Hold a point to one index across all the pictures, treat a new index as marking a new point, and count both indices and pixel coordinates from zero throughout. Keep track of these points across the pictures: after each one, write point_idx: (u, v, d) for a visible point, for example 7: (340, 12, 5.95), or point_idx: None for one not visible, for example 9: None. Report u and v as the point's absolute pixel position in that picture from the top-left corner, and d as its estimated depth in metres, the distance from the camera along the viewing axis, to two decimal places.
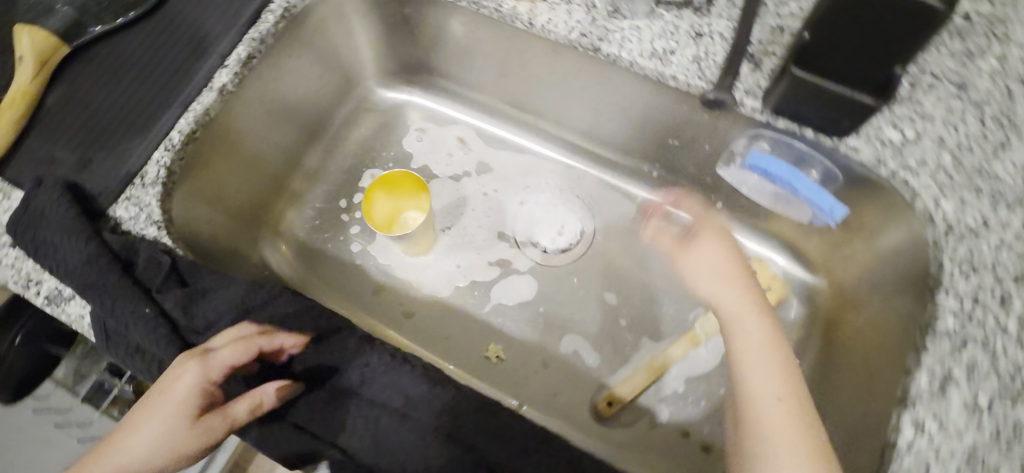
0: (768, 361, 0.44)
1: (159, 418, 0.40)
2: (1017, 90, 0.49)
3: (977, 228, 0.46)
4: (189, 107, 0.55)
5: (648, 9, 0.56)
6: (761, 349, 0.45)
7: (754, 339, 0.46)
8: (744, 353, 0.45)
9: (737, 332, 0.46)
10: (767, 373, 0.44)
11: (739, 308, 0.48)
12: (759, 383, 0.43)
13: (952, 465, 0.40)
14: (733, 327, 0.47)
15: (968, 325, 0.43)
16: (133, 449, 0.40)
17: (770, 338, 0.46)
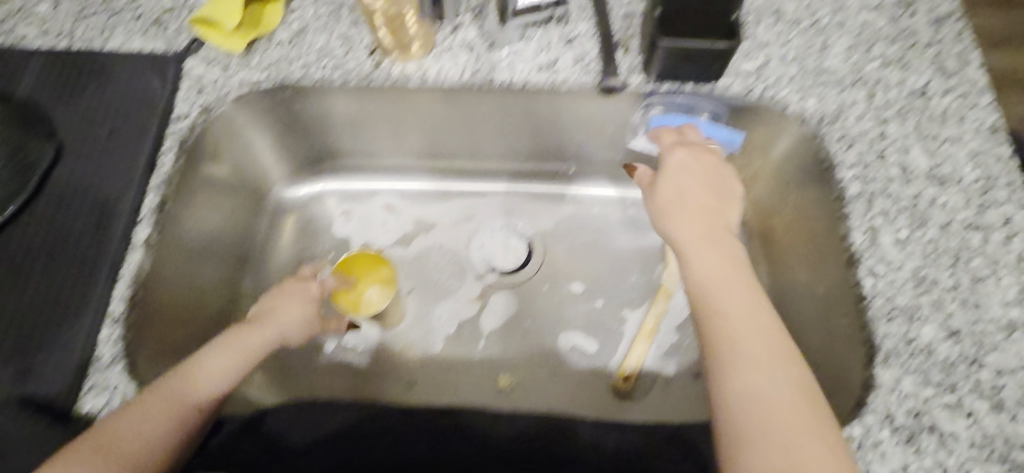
0: (770, 344, 0.41)
1: (243, 343, 0.53)
2: (815, 3, 0.63)
3: (838, 111, 0.57)
4: (120, 271, 0.53)
5: (520, 33, 0.62)
6: (755, 326, 0.42)
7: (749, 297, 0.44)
8: (747, 356, 0.40)
9: (746, 348, 0.40)
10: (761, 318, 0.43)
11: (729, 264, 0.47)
12: (745, 318, 0.42)
13: (908, 290, 0.49)
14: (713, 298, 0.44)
15: (868, 183, 0.54)
16: (208, 371, 0.50)
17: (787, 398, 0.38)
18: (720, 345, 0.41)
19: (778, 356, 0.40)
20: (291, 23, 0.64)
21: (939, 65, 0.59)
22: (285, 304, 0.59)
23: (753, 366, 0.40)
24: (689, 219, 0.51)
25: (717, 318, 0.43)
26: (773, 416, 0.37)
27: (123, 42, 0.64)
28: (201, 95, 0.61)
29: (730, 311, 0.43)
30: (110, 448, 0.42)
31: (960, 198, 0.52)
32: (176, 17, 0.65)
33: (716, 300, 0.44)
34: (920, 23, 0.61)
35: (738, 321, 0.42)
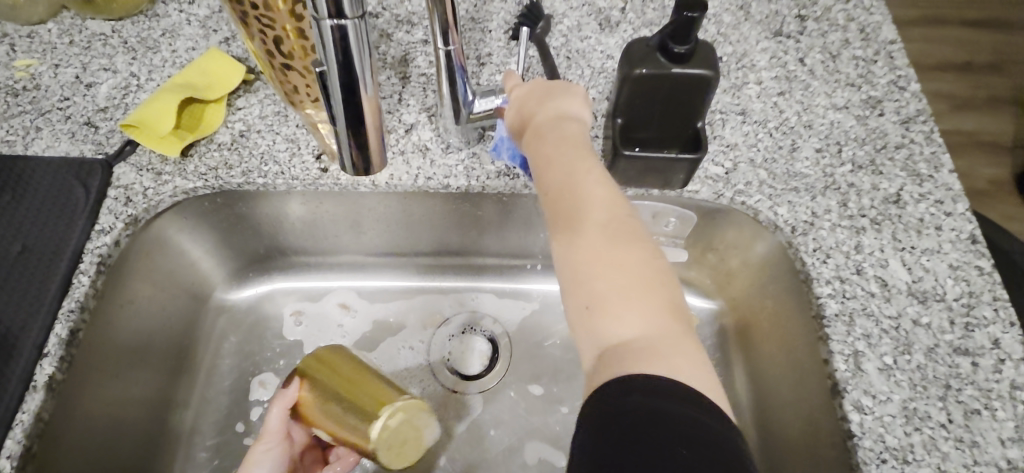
0: (645, 303, 0.37)
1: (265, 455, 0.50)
2: (780, 102, 0.61)
3: (811, 220, 0.54)
4: (15, 420, 0.46)
5: (477, 134, 0.59)
6: (622, 301, 0.37)
7: (627, 266, 0.38)
8: (631, 340, 0.36)
9: (616, 314, 0.37)
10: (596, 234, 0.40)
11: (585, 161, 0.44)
12: (591, 260, 0.39)
13: (899, 427, 0.45)
14: (575, 250, 0.40)
15: (847, 301, 0.50)
16: None
17: (618, 318, 0.37)
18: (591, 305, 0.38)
19: (655, 298, 0.38)
20: (234, 124, 0.60)
21: (910, 170, 0.57)
22: (263, 456, 0.49)
23: (586, 260, 0.39)
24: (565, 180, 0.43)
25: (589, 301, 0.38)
26: (630, 317, 0.37)
27: (48, 146, 0.59)
28: (129, 205, 0.56)
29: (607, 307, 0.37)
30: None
31: (945, 319, 0.49)
32: (110, 118, 0.61)
33: (576, 259, 0.40)
34: (888, 123, 0.60)
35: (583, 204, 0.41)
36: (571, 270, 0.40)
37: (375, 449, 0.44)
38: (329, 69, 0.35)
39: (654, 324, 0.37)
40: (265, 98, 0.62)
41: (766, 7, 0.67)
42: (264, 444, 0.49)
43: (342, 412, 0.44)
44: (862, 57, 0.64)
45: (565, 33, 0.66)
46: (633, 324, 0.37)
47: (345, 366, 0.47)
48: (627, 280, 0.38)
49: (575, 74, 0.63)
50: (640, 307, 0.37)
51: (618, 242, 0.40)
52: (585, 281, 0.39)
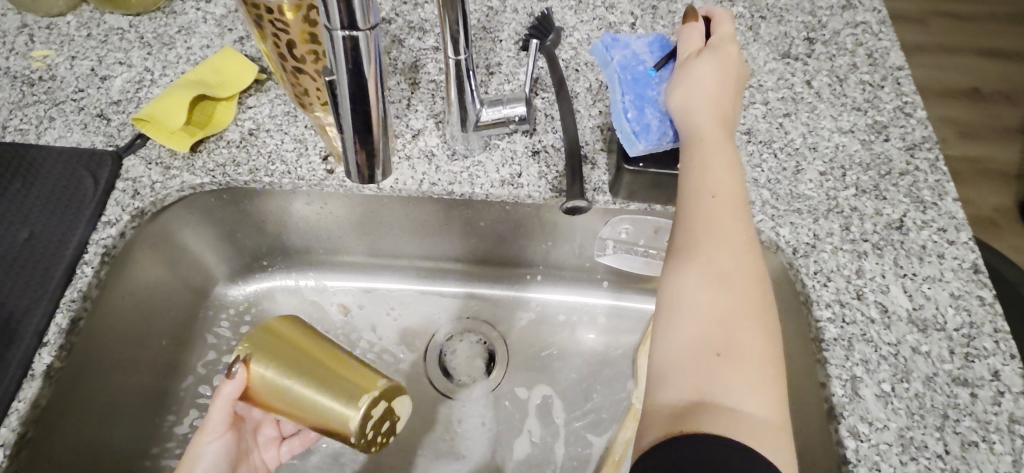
0: (745, 323, 0.40)
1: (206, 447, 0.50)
2: (786, 123, 0.61)
3: (812, 242, 0.54)
4: (11, 407, 0.46)
5: (483, 143, 0.59)
6: (734, 317, 0.40)
7: (741, 299, 0.41)
8: (701, 340, 0.40)
9: (733, 341, 0.39)
10: (736, 262, 0.42)
11: (741, 200, 0.46)
12: (728, 284, 0.41)
13: (894, 456, 0.45)
14: (704, 257, 0.43)
15: (846, 325, 0.50)
16: None
17: (714, 348, 0.39)
18: (689, 304, 0.41)
19: (766, 353, 0.39)
20: (243, 122, 0.61)
21: (914, 196, 0.57)
22: (210, 450, 0.50)
23: (714, 270, 0.42)
24: (732, 209, 0.45)
25: (691, 303, 0.41)
26: (731, 345, 0.39)
27: (60, 136, 0.60)
28: (135, 198, 0.56)
29: (703, 302, 0.41)
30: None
31: (945, 348, 0.49)
32: (123, 111, 0.61)
33: (708, 263, 0.42)
34: (894, 149, 0.60)
35: (720, 226, 0.44)
36: (684, 275, 0.42)
37: (352, 435, 0.43)
38: (339, 77, 0.35)
39: (753, 374, 0.38)
40: (276, 98, 0.62)
41: (776, 28, 0.68)
42: (207, 435, 0.49)
43: (316, 396, 0.44)
44: (869, 83, 0.64)
45: (575, 47, 0.67)
46: (728, 348, 0.39)
47: (308, 342, 0.46)
48: (743, 313, 0.40)
49: (583, 87, 0.64)
50: (753, 343, 0.39)
51: (740, 270, 0.42)
52: (701, 283, 0.42)
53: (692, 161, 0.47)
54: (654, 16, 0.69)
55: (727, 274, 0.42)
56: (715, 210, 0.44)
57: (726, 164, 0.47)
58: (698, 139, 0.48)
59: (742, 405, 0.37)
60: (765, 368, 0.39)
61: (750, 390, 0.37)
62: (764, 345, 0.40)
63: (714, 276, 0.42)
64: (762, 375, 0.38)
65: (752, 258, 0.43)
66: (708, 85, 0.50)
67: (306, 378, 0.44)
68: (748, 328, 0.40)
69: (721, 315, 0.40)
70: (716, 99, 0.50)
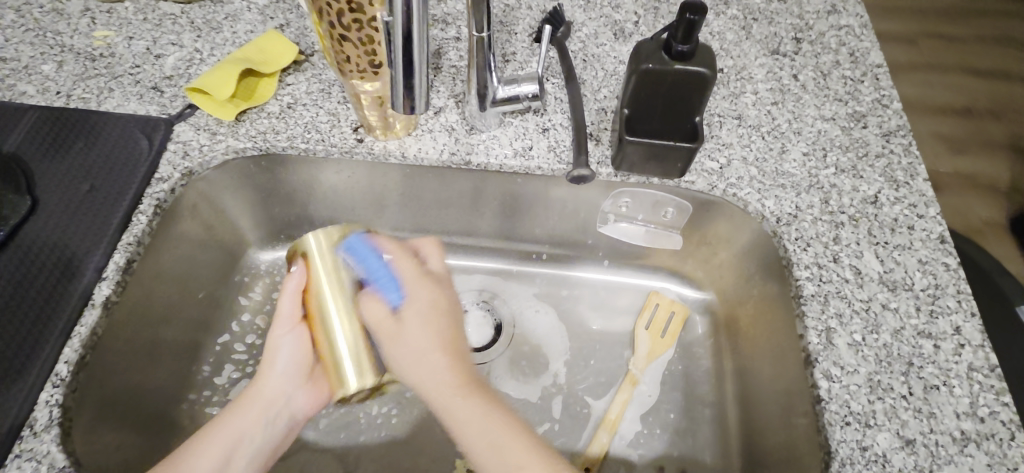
0: (512, 456, 0.44)
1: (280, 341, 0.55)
2: (773, 111, 0.67)
3: (795, 213, 0.60)
4: (73, 331, 0.52)
5: (498, 120, 0.66)
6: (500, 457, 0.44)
7: (492, 430, 0.45)
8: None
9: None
10: (459, 412, 0.46)
11: (450, 375, 0.48)
12: (472, 424, 0.45)
13: (863, 395, 0.50)
14: (443, 402, 0.47)
15: (823, 284, 0.56)
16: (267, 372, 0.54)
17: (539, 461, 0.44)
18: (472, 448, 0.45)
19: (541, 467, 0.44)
20: (283, 97, 0.68)
21: (888, 175, 0.63)
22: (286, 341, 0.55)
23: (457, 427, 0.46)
24: (421, 373, 0.48)
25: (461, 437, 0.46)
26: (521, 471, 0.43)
27: (119, 104, 0.67)
28: (185, 159, 0.63)
29: (498, 436, 0.45)
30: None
31: (911, 305, 0.54)
32: (175, 84, 0.68)
33: (445, 408, 0.47)
34: (870, 135, 0.66)
35: (426, 377, 0.48)
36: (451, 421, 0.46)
37: (338, 392, 0.51)
38: (395, 19, 0.42)
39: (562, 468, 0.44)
40: (312, 78, 0.69)
41: (766, 28, 0.75)
42: (281, 330, 0.55)
43: (342, 341, 0.50)
44: (850, 78, 0.71)
45: (583, 40, 0.73)
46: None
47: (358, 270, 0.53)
48: (497, 450, 0.44)
49: (589, 75, 0.70)
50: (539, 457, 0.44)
51: (504, 428, 0.46)
52: (462, 420, 0.46)
53: (392, 348, 0.49)
54: (656, 15, 0.76)
55: (462, 428, 0.46)
56: (437, 378, 0.48)
57: (434, 340, 0.49)
58: (387, 338, 0.50)
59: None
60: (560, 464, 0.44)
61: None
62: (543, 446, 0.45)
63: (453, 423, 0.46)
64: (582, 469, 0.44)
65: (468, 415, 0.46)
66: (420, 306, 0.51)
67: (341, 319, 0.51)
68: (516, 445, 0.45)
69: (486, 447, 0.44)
70: (436, 299, 0.52)
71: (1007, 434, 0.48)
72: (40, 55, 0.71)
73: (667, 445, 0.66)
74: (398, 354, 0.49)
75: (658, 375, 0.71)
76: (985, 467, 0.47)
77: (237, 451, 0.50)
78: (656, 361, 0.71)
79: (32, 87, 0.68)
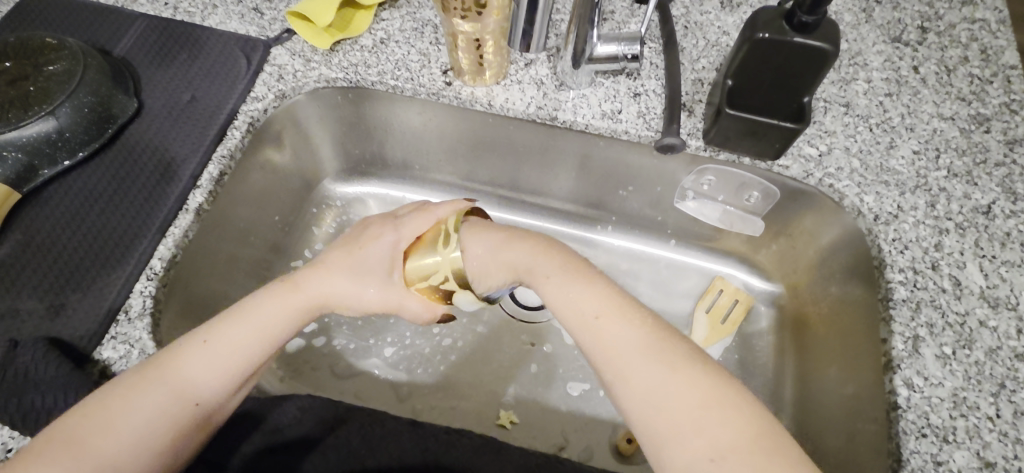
0: (644, 354, 0.42)
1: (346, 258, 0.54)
2: (886, 102, 0.63)
3: (895, 212, 0.56)
4: (168, 231, 0.55)
5: (590, 79, 0.64)
6: (632, 360, 0.42)
7: (612, 324, 0.44)
8: (672, 401, 0.40)
9: (632, 385, 0.41)
10: (596, 305, 0.45)
11: (574, 269, 0.49)
12: (601, 322, 0.44)
13: (944, 409, 0.47)
14: (563, 309, 0.47)
15: (916, 290, 0.52)
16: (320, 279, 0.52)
17: (676, 381, 0.40)
18: (598, 360, 0.44)
19: (677, 371, 0.41)
20: (377, 31, 0.68)
21: (1006, 187, 0.58)
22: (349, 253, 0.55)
23: (582, 325, 0.45)
24: (538, 265, 0.49)
25: (592, 335, 0.44)
26: (657, 390, 0.40)
27: (221, 22, 0.68)
28: (279, 82, 0.64)
29: (626, 338, 0.43)
30: (111, 420, 0.41)
31: (1012, 326, 0.51)
32: (274, 8, 0.69)
33: (562, 305, 0.47)
34: (993, 141, 0.60)
35: (545, 281, 0.48)
36: (576, 331, 0.46)
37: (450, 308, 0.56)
38: None
39: (673, 381, 0.40)
40: (407, 15, 0.69)
41: (890, 13, 0.69)
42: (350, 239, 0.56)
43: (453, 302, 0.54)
44: (978, 77, 0.65)
45: (687, 6, 0.70)
46: (662, 393, 0.40)
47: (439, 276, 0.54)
48: (636, 337, 0.43)
49: (689, 43, 0.67)
50: (659, 365, 0.41)
51: (639, 335, 0.43)
52: (586, 321, 0.45)
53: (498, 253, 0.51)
54: None
55: (587, 328, 0.45)
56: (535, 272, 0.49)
57: (531, 250, 0.50)
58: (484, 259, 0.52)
59: (702, 423, 0.38)
60: (699, 377, 0.40)
61: (711, 404, 0.39)
62: (687, 351, 0.42)
63: (585, 321, 0.45)
64: (709, 385, 0.40)
65: (604, 299, 0.46)
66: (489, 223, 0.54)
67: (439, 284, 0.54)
68: (657, 342, 0.42)
69: (617, 344, 0.43)
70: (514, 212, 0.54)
71: None
72: None
73: None
74: (524, 266, 0.50)
75: None
76: None
77: (270, 348, 0.48)
78: (713, 346, 0.70)
79: None
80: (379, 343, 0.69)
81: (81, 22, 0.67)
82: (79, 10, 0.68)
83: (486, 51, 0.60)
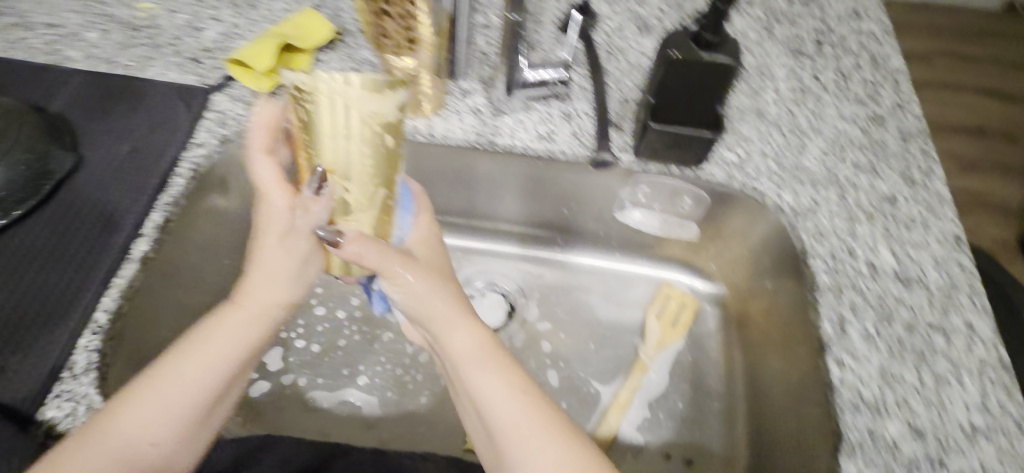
0: (483, 356, 0.48)
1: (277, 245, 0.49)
2: (794, 109, 0.69)
3: (812, 207, 0.62)
4: (112, 283, 0.54)
5: (523, 104, 0.68)
6: (472, 357, 0.48)
7: (456, 323, 0.49)
8: (505, 419, 0.45)
9: (471, 375, 0.47)
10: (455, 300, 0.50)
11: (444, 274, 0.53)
12: (438, 306, 0.49)
13: (874, 384, 0.51)
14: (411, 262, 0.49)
15: (838, 276, 0.57)
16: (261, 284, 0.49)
17: (521, 406, 0.46)
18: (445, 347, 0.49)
19: (510, 391, 0.46)
20: (316, 73, 0.70)
21: (906, 175, 0.64)
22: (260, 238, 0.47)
23: (435, 298, 0.49)
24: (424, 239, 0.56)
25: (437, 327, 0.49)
26: (486, 391, 0.46)
27: (159, 73, 0.69)
28: (222, 127, 0.65)
29: (463, 340, 0.48)
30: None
31: (925, 301, 0.56)
32: (213, 57, 0.71)
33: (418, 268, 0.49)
34: (889, 137, 0.67)
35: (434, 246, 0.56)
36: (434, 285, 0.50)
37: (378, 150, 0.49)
38: None
39: (501, 398, 0.46)
40: (345, 56, 0.71)
41: (789, 30, 0.76)
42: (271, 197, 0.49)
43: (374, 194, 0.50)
44: (871, 80, 0.72)
45: (609, 32, 0.75)
46: (488, 397, 0.46)
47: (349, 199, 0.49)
48: (473, 337, 0.49)
49: (614, 67, 0.72)
50: (497, 377, 0.47)
51: (485, 352, 0.48)
52: (441, 293, 0.49)
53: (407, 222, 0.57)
54: (680, 12, 0.78)
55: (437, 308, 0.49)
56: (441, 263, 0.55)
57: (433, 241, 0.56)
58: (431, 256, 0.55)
59: (515, 451, 0.44)
60: (533, 409, 0.46)
61: (532, 430, 0.45)
62: (527, 385, 0.47)
63: (424, 307, 0.49)
64: (547, 427, 0.45)
65: (460, 307, 0.50)
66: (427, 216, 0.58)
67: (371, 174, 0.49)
68: (503, 359, 0.48)
69: (455, 336, 0.49)
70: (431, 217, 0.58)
71: (1016, 428, 0.49)
72: (85, 23, 0.73)
73: (675, 433, 0.67)
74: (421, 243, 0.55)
75: (667, 364, 0.72)
76: (994, 459, 0.48)
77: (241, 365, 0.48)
78: (667, 349, 0.73)
79: (77, 53, 0.71)
80: (352, 372, 0.74)
81: (12, 80, 0.67)
82: (10, 69, 0.68)
83: (422, 84, 0.63)
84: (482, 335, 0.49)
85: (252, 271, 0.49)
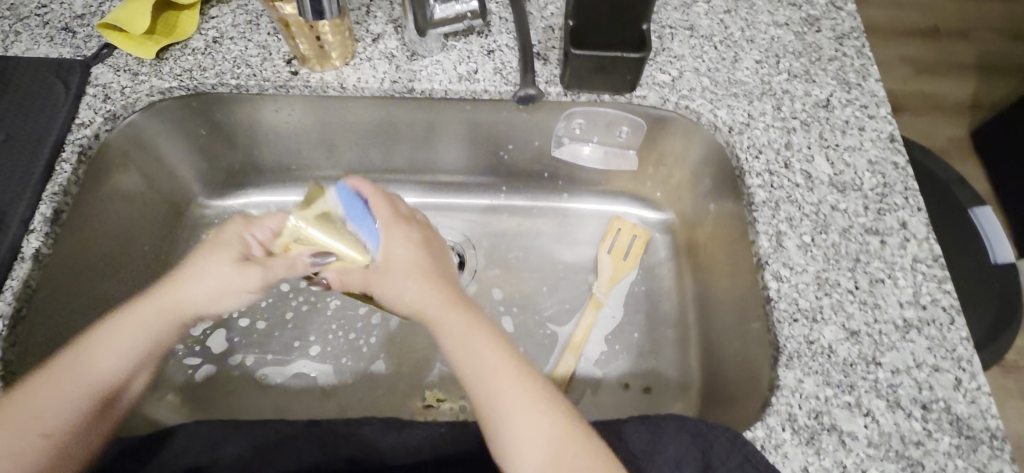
0: (491, 374, 0.44)
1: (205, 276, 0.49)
2: (726, 19, 0.65)
3: (747, 121, 0.59)
4: (5, 285, 0.50)
5: (440, 44, 0.63)
6: (477, 362, 0.45)
7: (468, 345, 0.45)
8: (523, 444, 0.42)
9: (482, 386, 0.44)
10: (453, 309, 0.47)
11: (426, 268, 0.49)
12: (466, 354, 0.45)
13: (810, 293, 0.51)
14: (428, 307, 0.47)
15: (775, 190, 0.56)
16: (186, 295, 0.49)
17: (539, 417, 0.43)
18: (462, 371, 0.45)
19: (516, 395, 0.43)
20: (207, 31, 0.63)
21: (841, 78, 0.62)
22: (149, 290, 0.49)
23: (456, 343, 0.46)
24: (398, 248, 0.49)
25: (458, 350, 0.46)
26: (490, 404, 0.43)
27: (27, 48, 0.61)
28: (106, 102, 0.59)
29: (471, 356, 0.45)
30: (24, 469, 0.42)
31: (860, 205, 0.55)
32: (87, 24, 0.63)
33: (397, 280, 0.48)
34: (824, 39, 0.64)
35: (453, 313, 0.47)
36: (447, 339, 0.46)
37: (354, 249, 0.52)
38: None
39: (514, 411, 0.43)
40: (238, 9, 0.64)
41: None
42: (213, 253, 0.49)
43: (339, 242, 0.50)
44: None
45: None
46: (493, 407, 0.43)
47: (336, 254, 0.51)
48: (480, 348, 0.45)
49: None
50: (508, 383, 0.44)
51: (491, 364, 0.45)
52: (469, 348, 0.45)
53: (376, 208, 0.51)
54: None
55: (477, 361, 0.45)
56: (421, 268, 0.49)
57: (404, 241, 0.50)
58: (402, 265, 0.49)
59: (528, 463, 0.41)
60: (544, 409, 0.43)
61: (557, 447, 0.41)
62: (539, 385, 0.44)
63: (476, 369, 0.44)
64: (561, 430, 0.42)
65: (476, 328, 0.46)
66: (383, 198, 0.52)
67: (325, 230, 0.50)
68: (510, 371, 0.45)
69: (486, 355, 0.45)
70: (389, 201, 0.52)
71: (946, 319, 0.50)
72: None
73: (632, 363, 0.68)
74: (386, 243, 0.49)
75: (621, 297, 0.71)
76: (925, 351, 0.49)
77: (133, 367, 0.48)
78: (619, 283, 0.72)
79: None
80: (303, 345, 0.71)
81: None
82: None
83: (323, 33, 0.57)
84: (484, 336, 0.46)
85: (174, 278, 0.49)
